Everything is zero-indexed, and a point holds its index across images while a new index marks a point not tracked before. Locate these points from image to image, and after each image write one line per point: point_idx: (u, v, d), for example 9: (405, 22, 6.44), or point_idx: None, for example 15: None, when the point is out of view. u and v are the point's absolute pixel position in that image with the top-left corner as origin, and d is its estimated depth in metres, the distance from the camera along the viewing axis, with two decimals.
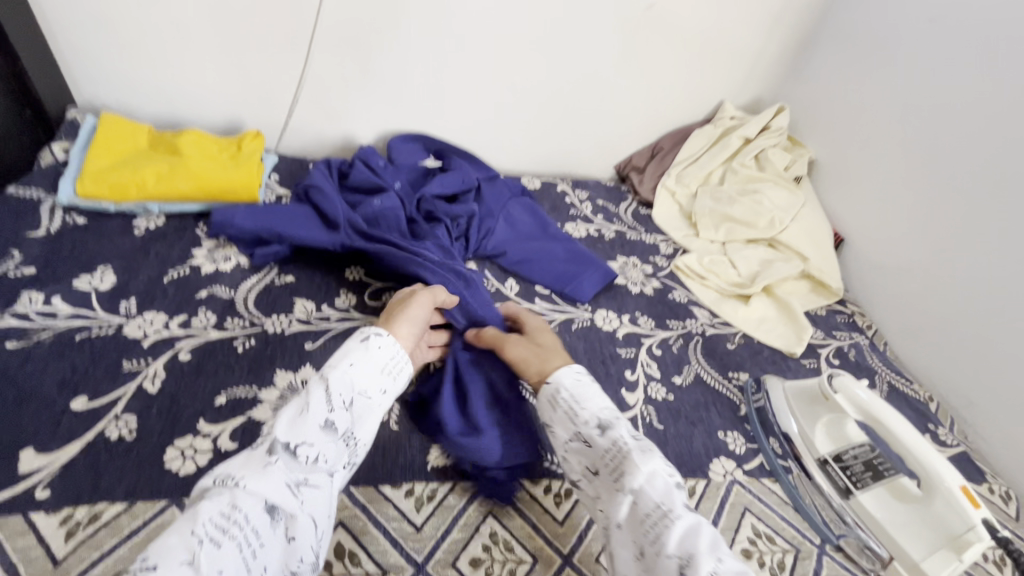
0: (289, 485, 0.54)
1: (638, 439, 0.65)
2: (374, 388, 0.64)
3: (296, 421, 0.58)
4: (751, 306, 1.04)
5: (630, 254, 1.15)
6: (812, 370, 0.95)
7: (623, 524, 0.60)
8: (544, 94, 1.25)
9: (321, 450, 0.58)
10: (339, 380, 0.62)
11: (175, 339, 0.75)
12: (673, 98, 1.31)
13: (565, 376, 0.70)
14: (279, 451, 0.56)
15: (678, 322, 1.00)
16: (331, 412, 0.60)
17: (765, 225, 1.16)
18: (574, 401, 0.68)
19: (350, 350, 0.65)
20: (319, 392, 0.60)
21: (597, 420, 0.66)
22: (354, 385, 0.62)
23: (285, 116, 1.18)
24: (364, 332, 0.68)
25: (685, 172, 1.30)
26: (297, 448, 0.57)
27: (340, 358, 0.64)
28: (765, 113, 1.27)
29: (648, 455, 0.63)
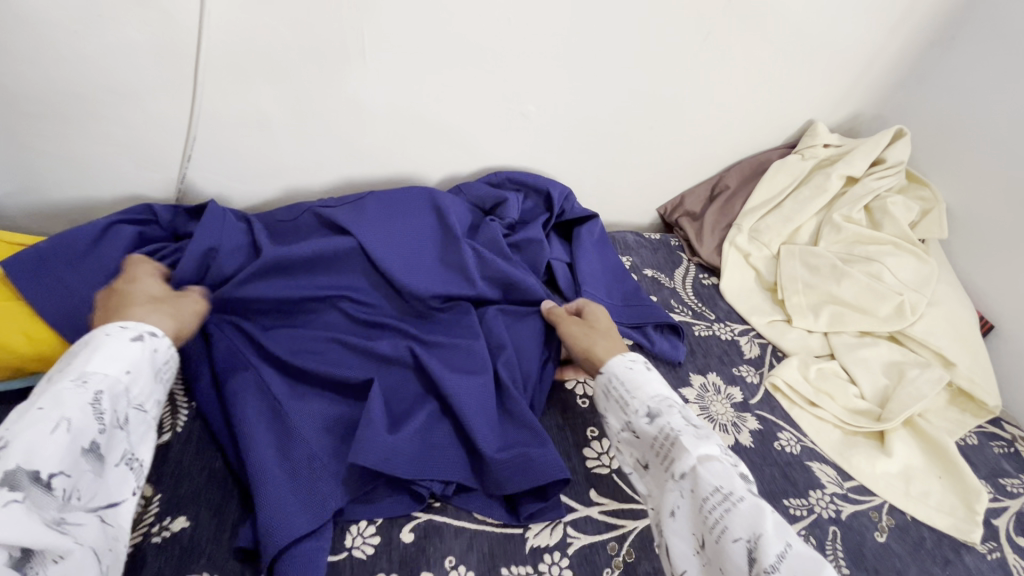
0: (50, 523, 0.39)
1: (695, 425, 0.57)
2: (148, 399, 0.51)
3: (46, 440, 0.41)
4: (890, 454, 0.72)
5: (707, 367, 0.79)
6: (999, 568, 0.64)
7: (681, 512, 0.53)
8: (566, 123, 0.86)
9: (82, 480, 0.43)
10: (108, 384, 0.47)
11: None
12: (742, 120, 0.93)
13: (616, 364, 0.64)
14: (26, 486, 0.39)
15: (798, 500, 0.66)
16: (104, 433, 0.45)
17: (889, 312, 0.82)
18: (627, 388, 0.61)
19: (110, 347, 0.50)
20: (83, 396, 0.45)
21: (648, 407, 0.59)
22: (127, 398, 0.49)
23: (177, 180, 0.76)
24: (130, 329, 0.52)
25: (763, 225, 0.94)
26: (54, 479, 0.41)
27: (113, 360, 0.49)
28: (878, 140, 0.90)
29: (704, 440, 0.54)
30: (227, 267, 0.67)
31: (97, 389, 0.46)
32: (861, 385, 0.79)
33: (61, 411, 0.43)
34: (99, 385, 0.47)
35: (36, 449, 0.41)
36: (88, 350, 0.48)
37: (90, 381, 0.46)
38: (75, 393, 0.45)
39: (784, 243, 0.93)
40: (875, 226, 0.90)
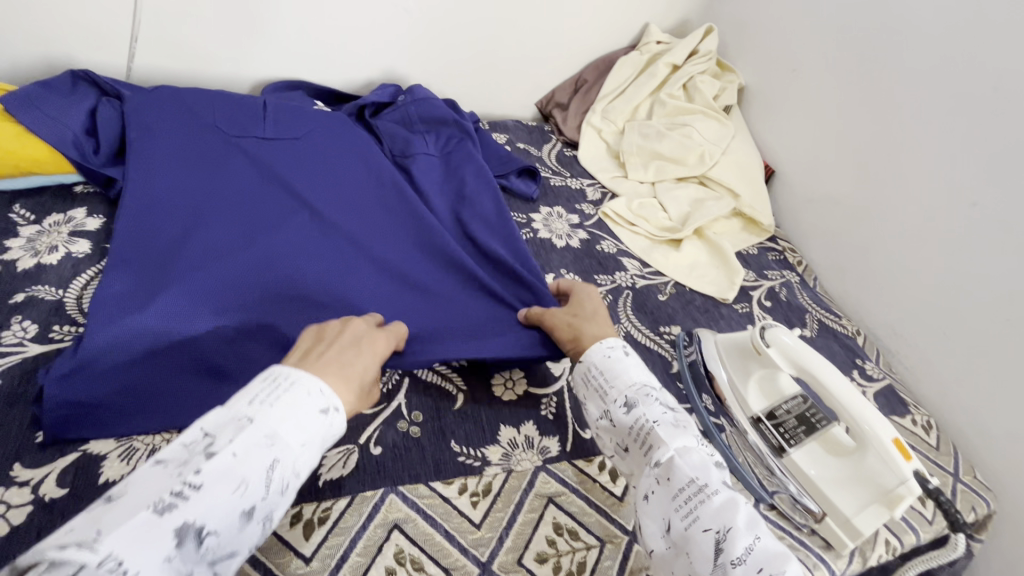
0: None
1: (672, 413, 0.58)
2: (310, 470, 0.44)
3: (220, 494, 0.38)
4: (681, 252, 0.98)
5: (555, 203, 1.04)
6: (744, 315, 0.91)
7: (653, 495, 0.55)
8: (445, 20, 1.07)
9: (225, 542, 0.38)
10: (291, 456, 0.42)
11: (18, 364, 0.60)
12: (593, 21, 1.17)
13: (595, 352, 0.64)
14: (186, 538, 0.36)
15: (606, 277, 0.92)
16: (265, 500, 0.40)
17: (695, 161, 1.09)
18: (605, 377, 0.61)
19: (310, 412, 0.44)
20: (265, 456, 0.41)
21: (626, 397, 0.59)
22: (297, 467, 0.43)
23: (124, 61, 0.95)
24: (326, 395, 0.46)
25: (611, 107, 1.19)
26: (207, 536, 0.37)
27: (300, 425, 0.43)
28: (693, 36, 1.16)
29: (679, 430, 0.56)
30: (138, 121, 0.80)
31: (278, 455, 0.41)
32: (670, 212, 1.05)
33: (240, 466, 0.39)
34: (283, 452, 0.42)
35: (211, 504, 0.37)
36: (295, 401, 0.44)
37: (278, 438, 0.42)
38: (259, 452, 0.40)
39: (627, 120, 1.18)
40: (691, 101, 1.15)
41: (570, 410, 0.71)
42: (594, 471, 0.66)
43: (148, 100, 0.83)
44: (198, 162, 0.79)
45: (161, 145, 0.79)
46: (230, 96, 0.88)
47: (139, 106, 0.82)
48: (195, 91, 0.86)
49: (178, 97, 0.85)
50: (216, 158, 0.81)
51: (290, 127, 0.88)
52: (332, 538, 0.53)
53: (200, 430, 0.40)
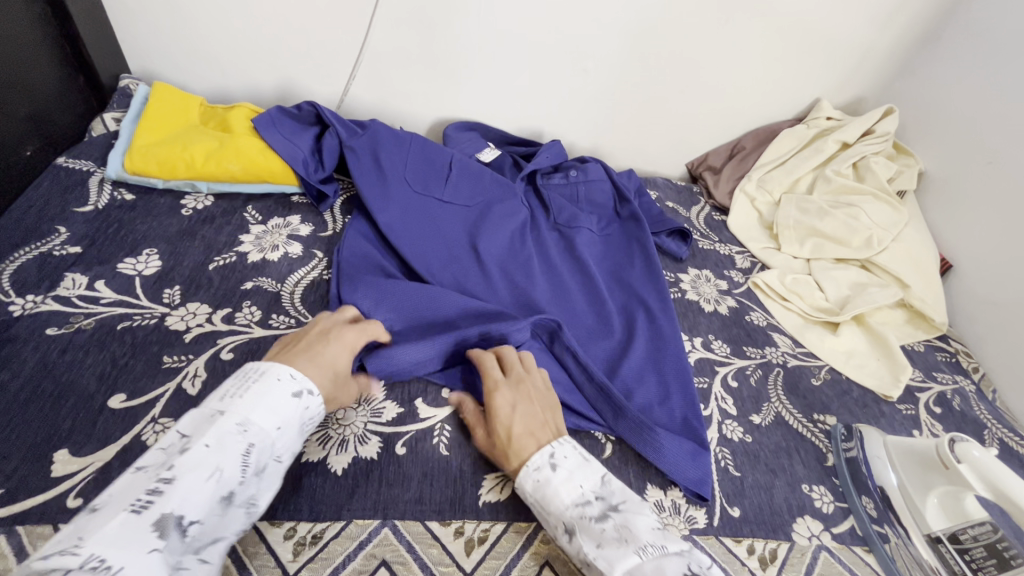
0: (171, 570, 0.44)
1: (610, 521, 0.54)
2: (286, 452, 0.55)
3: (199, 484, 0.46)
4: (839, 336, 0.93)
5: (703, 266, 1.04)
6: (909, 417, 0.84)
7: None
8: (617, 81, 1.14)
9: (209, 526, 0.47)
10: (262, 440, 0.51)
11: (243, 340, 0.70)
12: (761, 92, 1.18)
13: (524, 480, 0.58)
14: (169, 530, 0.43)
15: (756, 350, 0.89)
16: (242, 482, 0.49)
17: (861, 243, 1.03)
18: (540, 505, 0.57)
19: (275, 396, 0.54)
20: (238, 445, 0.50)
21: (564, 524, 0.55)
22: (272, 449, 0.53)
23: (340, 93, 1.11)
24: (296, 379, 0.57)
25: (768, 177, 1.17)
26: (191, 525, 0.45)
27: (272, 414, 0.53)
28: (870, 115, 1.12)
29: (623, 549, 0.51)
30: (357, 159, 0.92)
31: (251, 440, 0.51)
32: (827, 292, 1.00)
33: (215, 457, 0.48)
34: (255, 438, 0.51)
35: (189, 493, 0.46)
36: (257, 393, 0.54)
37: (249, 430, 0.51)
38: (234, 440, 0.50)
39: (784, 191, 1.16)
40: (860, 180, 1.11)
41: (718, 483, 0.69)
42: (743, 554, 0.62)
43: (366, 137, 0.95)
44: (392, 209, 0.89)
45: (370, 189, 0.90)
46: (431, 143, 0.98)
47: (358, 144, 0.94)
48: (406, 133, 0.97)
49: (390, 135, 0.96)
50: (412, 204, 0.91)
51: (473, 186, 0.96)
52: (489, 561, 0.56)
53: (173, 435, 0.49)
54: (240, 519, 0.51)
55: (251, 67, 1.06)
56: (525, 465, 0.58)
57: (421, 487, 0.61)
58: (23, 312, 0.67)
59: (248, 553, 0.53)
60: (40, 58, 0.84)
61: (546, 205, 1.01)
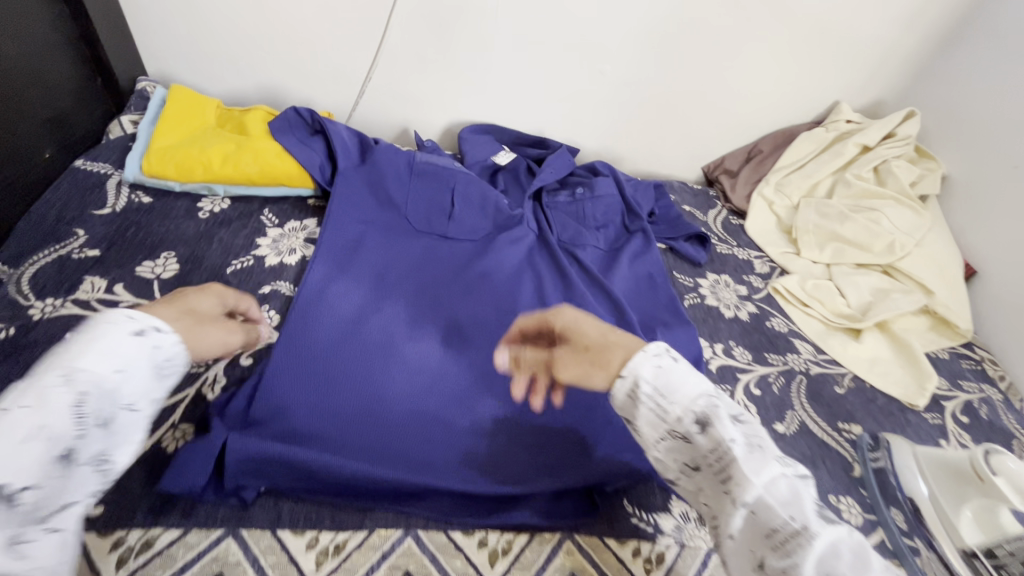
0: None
1: (744, 428, 0.48)
2: (142, 400, 0.50)
3: (16, 448, 0.42)
4: (862, 344, 0.91)
5: (722, 270, 1.03)
6: (936, 427, 0.82)
7: (738, 534, 0.46)
8: (635, 84, 1.13)
9: (49, 489, 0.44)
10: (95, 387, 0.46)
11: (262, 347, 0.70)
12: (780, 96, 1.16)
13: (642, 361, 0.51)
14: None
15: (777, 356, 0.88)
16: (80, 437, 0.45)
17: (882, 249, 1.02)
18: (661, 396, 0.50)
19: (111, 339, 0.49)
20: (65, 398, 0.45)
21: (693, 415, 0.48)
22: (116, 399, 0.48)
23: (355, 96, 1.10)
24: (135, 319, 0.51)
25: (787, 180, 1.16)
26: (20, 492, 0.42)
27: (105, 357, 0.47)
28: (891, 117, 1.10)
29: (762, 458, 0.46)
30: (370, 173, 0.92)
31: (82, 390, 0.46)
32: (849, 298, 0.98)
33: (39, 417, 0.44)
34: (84, 386, 0.46)
35: (15, 460, 0.42)
36: (88, 341, 0.48)
37: (77, 380, 0.46)
38: (58, 394, 0.45)
39: (803, 196, 1.14)
40: (882, 184, 1.09)
41: None
42: None
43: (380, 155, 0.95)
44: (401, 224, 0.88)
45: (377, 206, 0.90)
46: (438, 165, 0.96)
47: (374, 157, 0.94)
48: (414, 157, 0.95)
49: (399, 158, 0.94)
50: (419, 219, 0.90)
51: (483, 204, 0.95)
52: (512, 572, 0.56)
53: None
54: (105, 481, 0.48)
55: (267, 69, 1.05)
56: (645, 351, 0.52)
57: (430, 518, 0.58)
58: (43, 316, 0.66)
59: (270, 562, 0.53)
60: (59, 61, 0.84)
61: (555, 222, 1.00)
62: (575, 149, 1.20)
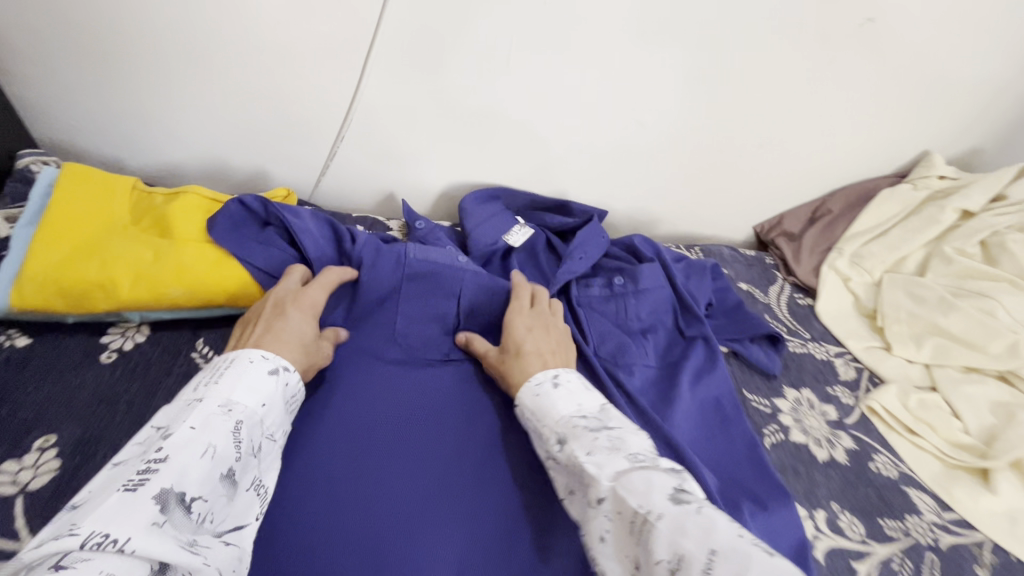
0: (184, 542, 0.37)
1: (605, 433, 0.50)
2: (278, 431, 0.51)
3: (193, 461, 0.41)
4: (997, 493, 0.70)
5: (801, 382, 0.81)
6: None
7: (610, 535, 0.45)
8: (680, 137, 0.89)
9: (211, 506, 0.41)
10: (247, 416, 0.47)
11: None
12: (856, 146, 0.94)
13: (524, 394, 0.57)
14: (173, 506, 0.38)
15: (894, 522, 0.66)
16: (239, 458, 0.44)
17: (1001, 350, 0.81)
18: (537, 415, 0.55)
19: (251, 375, 0.50)
20: (225, 423, 0.45)
21: (557, 432, 0.52)
22: (262, 429, 0.48)
23: (324, 160, 0.85)
24: (269, 360, 0.52)
25: (866, 251, 0.94)
26: (194, 501, 0.40)
27: (253, 392, 0.49)
28: (999, 176, 0.90)
29: (615, 452, 0.47)
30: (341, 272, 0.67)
31: (238, 419, 0.46)
32: (965, 420, 0.77)
33: (204, 436, 0.42)
34: (240, 415, 0.46)
35: (187, 471, 0.40)
36: (231, 375, 0.49)
37: (234, 409, 0.46)
38: (219, 421, 0.44)
39: (887, 271, 0.93)
40: (991, 263, 0.88)
41: None
42: None
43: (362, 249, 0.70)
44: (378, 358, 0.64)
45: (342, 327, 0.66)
46: (440, 270, 0.70)
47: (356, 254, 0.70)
48: (407, 253, 0.70)
49: (387, 263, 0.69)
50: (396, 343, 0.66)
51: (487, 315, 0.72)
52: None
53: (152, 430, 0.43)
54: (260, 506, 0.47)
55: (204, 130, 0.80)
56: (529, 381, 0.58)
57: None
58: None
59: None
60: None
61: (585, 327, 0.76)
62: (605, 214, 0.96)
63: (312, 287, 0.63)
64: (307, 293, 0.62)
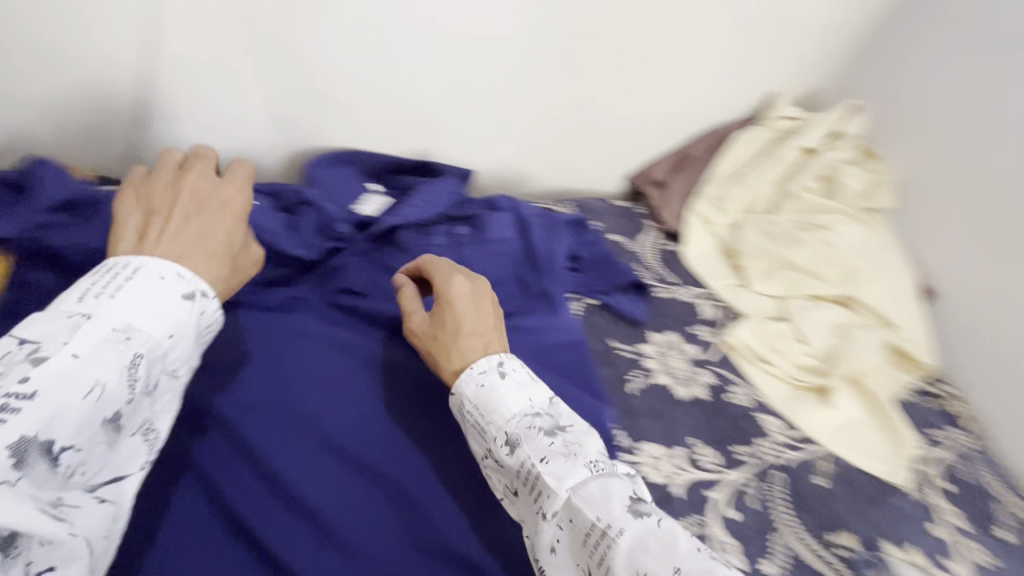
0: (45, 506, 0.37)
1: (560, 437, 0.51)
2: (183, 366, 0.49)
3: (67, 403, 0.39)
4: (833, 407, 0.76)
5: (665, 326, 0.83)
6: (924, 508, 0.70)
7: (562, 542, 0.48)
8: (538, 86, 0.87)
9: (87, 455, 0.41)
10: (149, 346, 0.45)
11: None
12: (708, 90, 0.96)
13: (466, 385, 0.54)
14: (32, 460, 0.37)
15: (744, 447, 0.70)
16: (130, 401, 0.43)
17: (838, 277, 0.87)
18: (480, 412, 0.53)
19: (158, 292, 0.47)
20: (121, 353, 0.43)
21: (506, 434, 0.51)
22: (165, 362, 0.47)
23: (129, 126, 0.73)
24: (184, 278, 0.49)
25: (725, 194, 0.97)
26: (62, 453, 0.39)
27: (160, 318, 0.46)
28: (835, 114, 0.96)
29: (573, 462, 0.49)
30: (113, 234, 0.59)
31: (136, 349, 0.44)
32: (809, 345, 0.83)
33: (85, 367, 0.41)
34: (139, 346, 0.44)
35: (58, 411, 0.39)
36: (131, 291, 0.45)
37: (134, 338, 0.44)
38: (110, 350, 0.42)
39: (744, 211, 0.97)
40: (830, 196, 0.95)
41: None
42: None
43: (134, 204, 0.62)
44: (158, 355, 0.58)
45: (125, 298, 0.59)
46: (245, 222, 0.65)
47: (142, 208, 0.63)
48: None
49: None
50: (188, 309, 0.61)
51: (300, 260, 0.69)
52: None
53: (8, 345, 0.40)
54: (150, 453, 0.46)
55: None
56: (470, 369, 0.55)
57: None
58: None
59: None
60: None
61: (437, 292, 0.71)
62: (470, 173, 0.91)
63: (192, 160, 0.58)
64: (191, 169, 0.57)
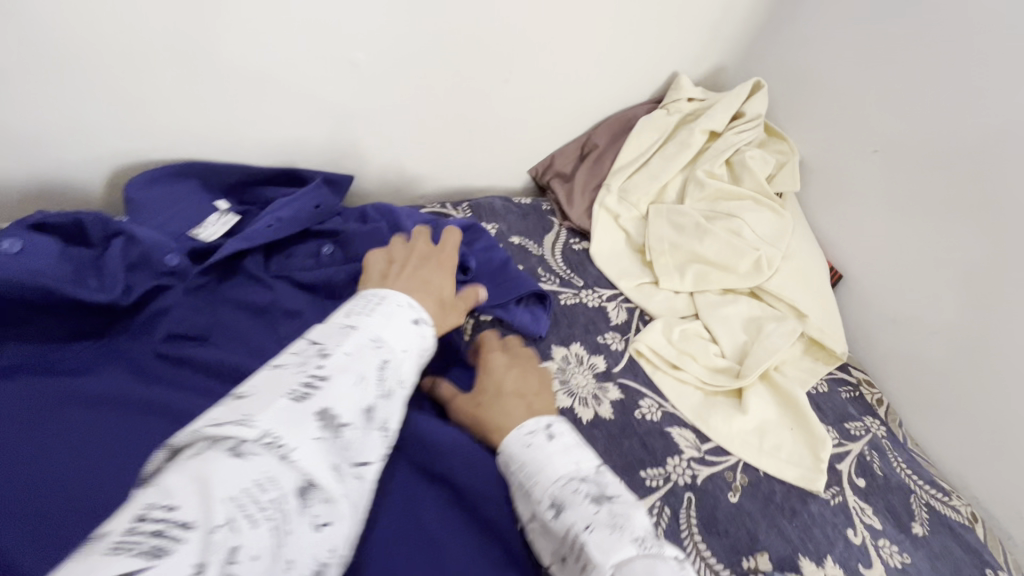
0: (334, 464, 0.36)
1: (607, 506, 0.43)
2: (410, 379, 0.46)
3: (351, 382, 0.40)
4: (746, 412, 0.72)
5: (570, 338, 0.75)
6: (840, 512, 0.66)
7: None
8: (406, 77, 0.76)
9: (357, 439, 0.39)
10: (392, 359, 0.44)
11: None
12: (604, 74, 0.88)
13: (512, 444, 0.49)
14: (330, 423, 0.37)
15: (653, 469, 0.64)
16: (382, 396, 0.42)
17: (748, 268, 0.82)
18: (526, 473, 0.46)
19: (397, 322, 0.48)
20: (373, 355, 0.43)
21: (551, 496, 0.44)
22: (399, 373, 0.44)
23: None
24: (414, 309, 0.50)
25: (631, 184, 0.90)
26: (343, 425, 0.38)
27: (399, 335, 0.46)
28: (736, 93, 0.91)
29: (617, 533, 0.40)
30: None
31: (386, 352, 0.44)
32: (721, 344, 0.79)
33: (353, 363, 0.41)
34: (386, 347, 0.44)
35: (340, 391, 0.39)
36: (379, 309, 0.48)
37: (384, 343, 0.45)
38: (369, 352, 0.43)
39: (651, 202, 0.90)
40: (736, 181, 0.89)
41: None
42: None
43: None
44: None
45: None
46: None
47: None
48: None
49: None
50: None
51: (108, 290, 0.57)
52: None
53: (304, 342, 0.43)
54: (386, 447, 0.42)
55: None
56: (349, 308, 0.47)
57: None
58: None
59: None
60: None
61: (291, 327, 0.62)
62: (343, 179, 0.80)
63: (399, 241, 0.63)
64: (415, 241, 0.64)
